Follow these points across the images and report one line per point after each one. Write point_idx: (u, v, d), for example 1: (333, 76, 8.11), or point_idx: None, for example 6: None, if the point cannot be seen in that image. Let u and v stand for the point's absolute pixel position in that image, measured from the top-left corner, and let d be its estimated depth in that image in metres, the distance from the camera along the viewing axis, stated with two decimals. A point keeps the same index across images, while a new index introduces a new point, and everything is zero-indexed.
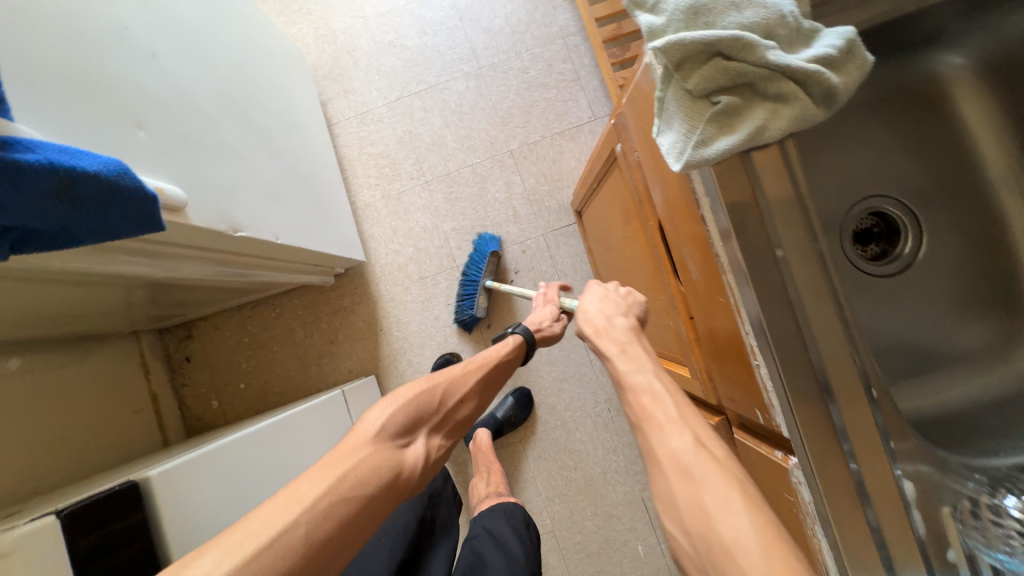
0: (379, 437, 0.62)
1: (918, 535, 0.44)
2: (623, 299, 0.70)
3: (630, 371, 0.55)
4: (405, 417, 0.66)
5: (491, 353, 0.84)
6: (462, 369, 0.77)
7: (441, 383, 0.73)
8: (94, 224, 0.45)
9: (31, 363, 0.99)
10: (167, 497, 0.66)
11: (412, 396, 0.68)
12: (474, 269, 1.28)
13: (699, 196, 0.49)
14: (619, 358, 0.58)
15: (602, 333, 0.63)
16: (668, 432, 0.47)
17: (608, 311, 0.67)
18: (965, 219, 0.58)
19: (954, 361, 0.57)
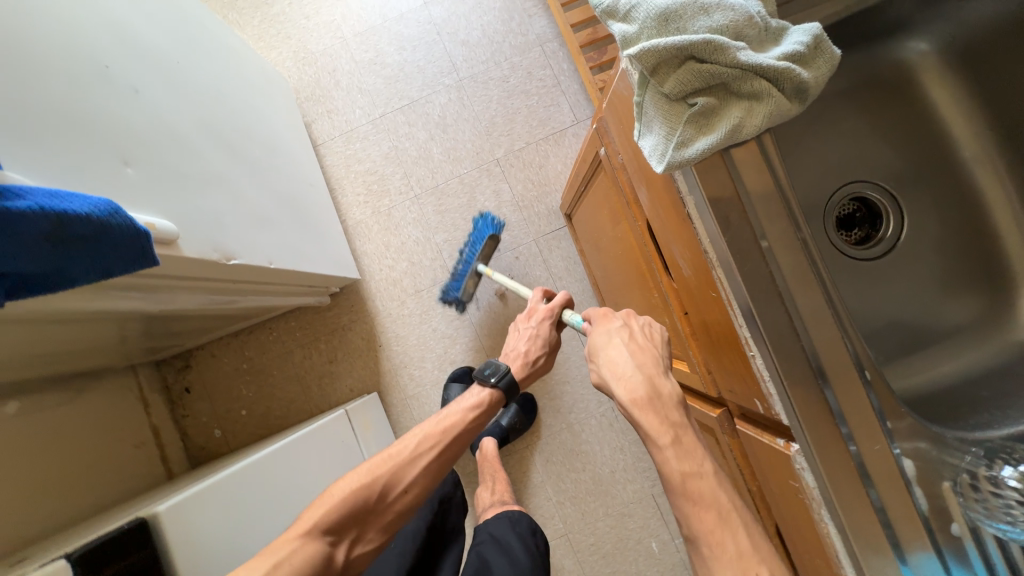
0: (309, 535, 0.63)
1: (921, 512, 0.45)
2: (649, 343, 0.62)
3: (683, 475, 0.52)
4: (341, 515, 0.66)
5: (456, 418, 0.80)
6: (416, 451, 0.74)
7: (386, 474, 0.71)
8: (88, 263, 0.45)
9: (28, 407, 0.98)
10: (176, 532, 0.65)
11: (350, 491, 0.68)
12: (471, 251, 1.21)
13: (684, 195, 0.50)
14: (671, 453, 0.53)
15: (642, 403, 0.56)
16: (729, 555, 0.48)
17: (645, 367, 0.59)
18: (944, 199, 0.59)
19: (945, 338, 0.58)
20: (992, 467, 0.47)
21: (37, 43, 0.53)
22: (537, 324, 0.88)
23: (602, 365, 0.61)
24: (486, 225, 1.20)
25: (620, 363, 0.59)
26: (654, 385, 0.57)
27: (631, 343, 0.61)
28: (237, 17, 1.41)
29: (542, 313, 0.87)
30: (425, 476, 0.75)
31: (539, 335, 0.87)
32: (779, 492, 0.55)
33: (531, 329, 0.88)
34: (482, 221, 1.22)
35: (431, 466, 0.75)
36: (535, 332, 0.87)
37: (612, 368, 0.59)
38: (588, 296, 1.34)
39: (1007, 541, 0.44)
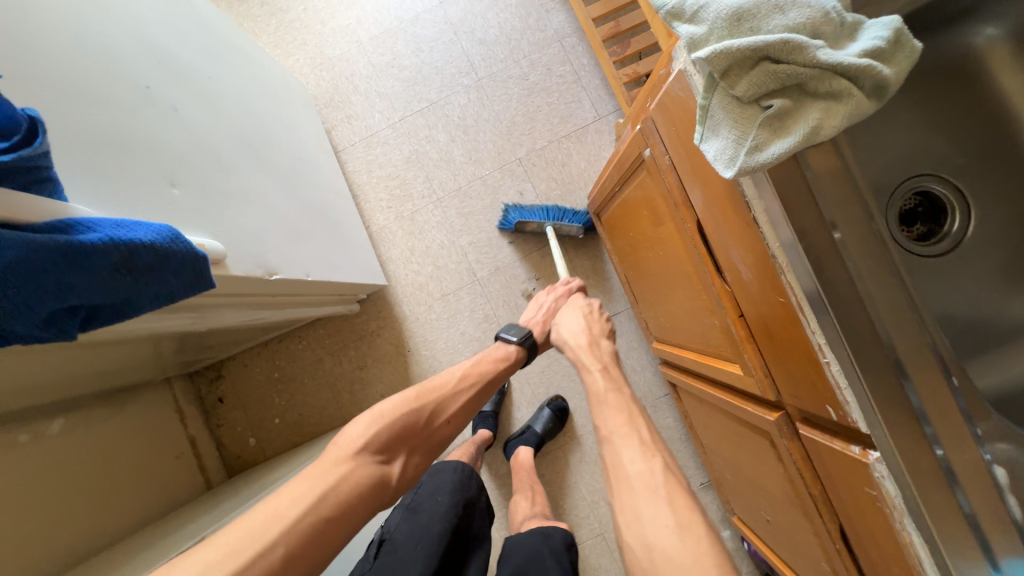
0: (361, 453, 0.66)
1: (1015, 520, 0.43)
2: (600, 320, 0.93)
3: (607, 388, 0.75)
4: (392, 433, 0.70)
5: (488, 364, 0.87)
6: (459, 386, 0.81)
7: (433, 401, 0.77)
8: (154, 289, 0.45)
9: (72, 422, 0.99)
10: None
11: (400, 411, 0.72)
12: (554, 212, 1.27)
13: (751, 200, 0.49)
14: (600, 375, 0.78)
15: (587, 348, 0.85)
16: (638, 455, 0.63)
17: (592, 333, 0.88)
18: (1015, 189, 0.57)
19: (1021, 334, 0.55)
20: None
21: (83, 67, 0.52)
22: (556, 298, 1.02)
23: (564, 328, 0.91)
24: (582, 212, 1.28)
25: (574, 324, 0.91)
26: (595, 340, 0.86)
27: (585, 315, 0.93)
28: (252, 25, 1.41)
29: (561, 291, 1.02)
30: (461, 412, 0.81)
31: (557, 306, 1.00)
32: (848, 497, 0.54)
33: (550, 301, 1.00)
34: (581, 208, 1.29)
35: (469, 402, 0.82)
36: (553, 304, 1.00)
37: (568, 331, 0.90)
38: (616, 294, 1.33)
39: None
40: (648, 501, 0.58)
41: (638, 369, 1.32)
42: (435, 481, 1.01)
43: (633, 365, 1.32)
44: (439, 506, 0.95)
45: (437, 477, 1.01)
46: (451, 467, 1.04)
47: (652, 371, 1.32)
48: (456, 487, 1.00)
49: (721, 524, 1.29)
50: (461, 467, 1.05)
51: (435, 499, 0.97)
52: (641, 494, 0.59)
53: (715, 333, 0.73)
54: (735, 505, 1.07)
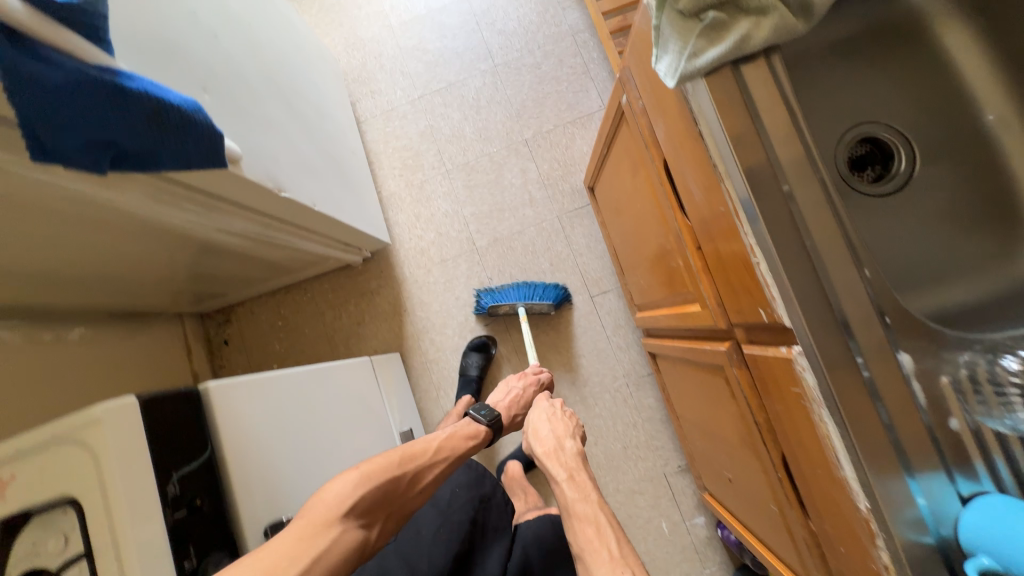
0: (348, 516, 0.60)
1: (921, 409, 0.46)
2: (566, 420, 0.93)
3: (575, 500, 0.77)
4: (375, 498, 0.64)
5: (460, 441, 0.81)
6: (434, 458, 0.75)
7: (413, 469, 0.71)
8: (178, 151, 0.54)
9: (90, 333, 1.09)
10: (232, 434, 0.60)
11: (384, 476, 0.66)
12: (526, 292, 1.29)
13: (695, 113, 0.54)
14: (568, 486, 0.79)
15: (552, 455, 0.86)
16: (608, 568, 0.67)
17: (558, 435, 0.89)
18: (955, 138, 0.61)
19: (959, 269, 0.58)
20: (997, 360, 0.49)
21: None
22: (523, 386, 1.04)
23: (534, 432, 0.91)
24: (552, 289, 1.30)
25: (541, 427, 0.91)
26: (560, 443, 0.87)
27: (549, 417, 0.93)
28: (297, 6, 1.56)
29: (532, 379, 1.05)
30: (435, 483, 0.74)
31: (524, 398, 1.01)
32: (783, 410, 0.57)
33: (519, 389, 1.02)
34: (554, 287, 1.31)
35: (441, 477, 0.75)
36: (522, 392, 1.02)
37: (537, 435, 0.89)
38: (607, 272, 1.38)
39: (1004, 432, 0.46)
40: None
41: (622, 347, 1.35)
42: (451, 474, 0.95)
43: (618, 342, 1.35)
44: (458, 496, 0.91)
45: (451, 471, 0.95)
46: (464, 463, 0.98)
47: (637, 350, 1.35)
48: (473, 482, 0.94)
49: (697, 510, 1.28)
50: (473, 465, 0.98)
51: (452, 491, 0.91)
52: None
53: (680, 275, 0.78)
54: (705, 477, 1.08)
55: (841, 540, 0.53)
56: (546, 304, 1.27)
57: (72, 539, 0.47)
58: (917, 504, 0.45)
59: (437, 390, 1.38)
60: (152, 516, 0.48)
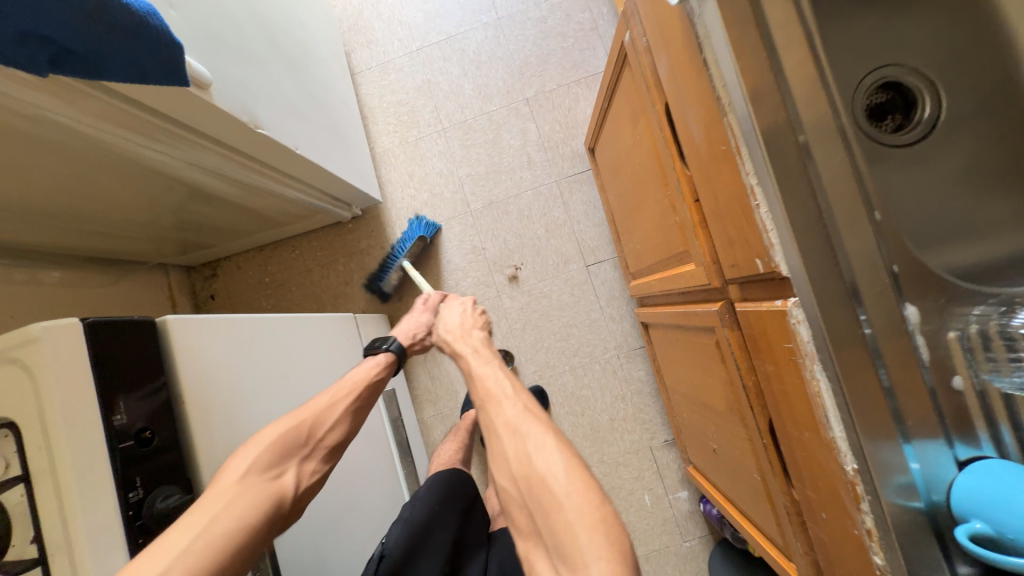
0: (249, 475, 0.57)
1: (921, 363, 0.43)
2: (478, 317, 0.85)
3: (476, 367, 0.72)
4: (274, 452, 0.60)
5: (364, 373, 0.78)
6: (334, 399, 0.71)
7: (312, 416, 0.66)
8: (128, 61, 0.50)
9: (69, 277, 1.06)
10: (194, 375, 0.57)
11: (279, 431, 0.62)
12: (400, 248, 1.29)
13: (701, 38, 0.49)
14: (470, 359, 0.74)
15: (457, 339, 0.80)
16: (504, 405, 0.63)
17: (462, 326, 0.82)
18: (988, 87, 0.55)
19: (979, 228, 0.54)
20: (1008, 314, 0.43)
21: None
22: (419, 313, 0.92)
23: (439, 325, 0.84)
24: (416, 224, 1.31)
25: (449, 319, 0.84)
26: (464, 332, 0.81)
27: (463, 312, 0.85)
28: None
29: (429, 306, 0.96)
30: (346, 421, 0.72)
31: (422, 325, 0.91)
32: (773, 370, 0.54)
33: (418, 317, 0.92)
34: (416, 222, 1.32)
35: (350, 409, 0.72)
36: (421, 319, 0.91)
37: (444, 325, 0.82)
38: (604, 241, 1.33)
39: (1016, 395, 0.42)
40: (512, 443, 0.59)
41: (615, 318, 1.31)
42: (432, 492, 0.85)
43: (611, 313, 1.32)
44: (440, 517, 0.81)
45: (432, 489, 0.86)
46: (444, 476, 0.89)
47: (630, 322, 1.31)
48: (452, 496, 0.86)
49: (680, 485, 1.27)
50: (453, 476, 0.90)
51: (433, 511, 0.81)
52: (506, 439, 0.60)
53: (675, 232, 0.74)
54: (690, 451, 1.06)
55: (824, 506, 0.50)
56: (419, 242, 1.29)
57: (13, 465, 0.46)
58: (909, 468, 0.42)
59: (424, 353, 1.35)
60: (95, 445, 0.47)
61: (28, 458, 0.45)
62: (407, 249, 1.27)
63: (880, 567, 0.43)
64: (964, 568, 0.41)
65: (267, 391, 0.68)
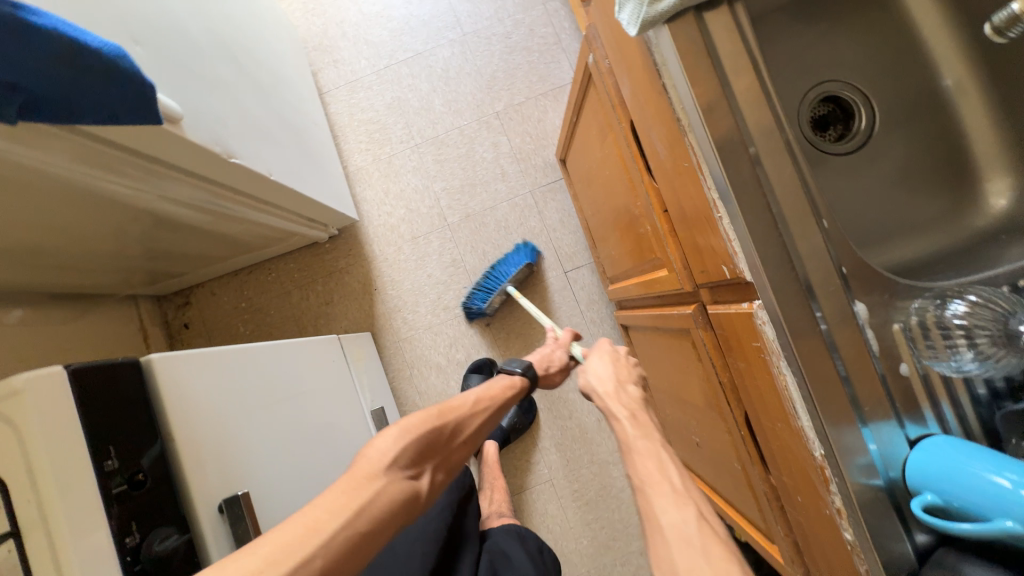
0: (394, 466, 0.57)
1: (872, 354, 0.47)
2: (630, 367, 0.78)
3: (636, 436, 0.62)
4: (418, 449, 0.61)
5: (498, 391, 0.78)
6: (473, 409, 0.72)
7: (453, 419, 0.68)
8: (98, 101, 0.50)
9: (32, 317, 1.01)
10: (183, 414, 0.57)
11: (424, 428, 0.63)
12: (505, 270, 1.27)
13: (659, 65, 0.52)
14: (629, 423, 0.65)
15: (611, 395, 0.70)
16: (670, 502, 0.53)
17: (618, 377, 0.74)
18: (912, 99, 0.62)
19: (915, 226, 0.60)
20: (942, 306, 0.47)
21: None
22: (552, 347, 0.92)
23: (588, 372, 0.76)
24: (523, 250, 1.29)
25: (599, 367, 0.76)
26: (622, 384, 0.72)
27: (612, 359, 0.77)
28: None
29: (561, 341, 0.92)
30: (474, 437, 0.72)
31: (554, 359, 0.90)
32: (745, 367, 0.58)
33: (548, 350, 0.92)
34: (523, 248, 1.31)
35: (482, 426, 0.72)
36: (552, 353, 0.91)
37: (595, 374, 0.75)
38: (581, 247, 1.37)
39: (952, 375, 0.47)
40: (682, 551, 0.48)
41: (596, 322, 1.35)
42: None
43: (593, 317, 1.35)
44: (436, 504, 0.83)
45: None
46: None
47: (611, 324, 1.35)
48: (454, 486, 0.88)
49: None
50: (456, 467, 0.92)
51: None
52: (676, 547, 0.49)
53: (647, 240, 0.78)
54: (675, 445, 1.10)
55: (798, 489, 0.55)
56: (525, 268, 1.27)
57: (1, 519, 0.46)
58: (869, 449, 0.46)
59: (410, 369, 1.35)
60: (86, 492, 0.47)
61: (16, 512, 0.45)
62: (512, 273, 1.25)
63: (852, 543, 0.47)
64: (922, 536, 0.46)
65: (258, 422, 0.68)
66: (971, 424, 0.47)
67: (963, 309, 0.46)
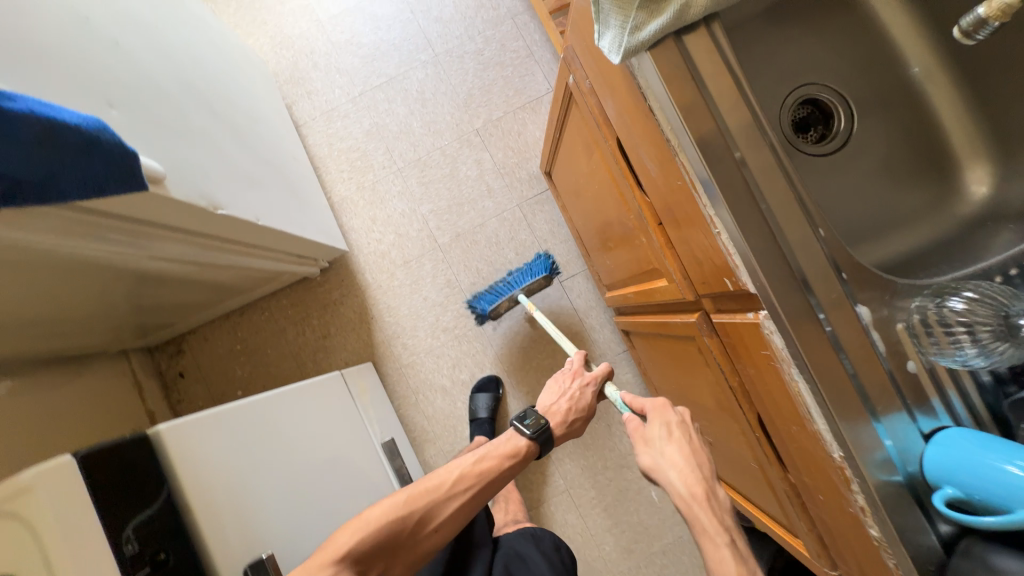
0: (344, 561, 0.58)
1: (879, 353, 0.48)
2: (698, 447, 0.67)
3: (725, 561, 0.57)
4: (374, 543, 0.60)
5: (493, 462, 0.74)
6: (452, 491, 0.68)
7: (423, 506, 0.65)
8: (81, 176, 0.49)
9: (23, 386, 0.96)
10: (195, 481, 0.57)
11: (386, 520, 0.62)
12: (518, 278, 1.24)
13: (644, 89, 0.53)
14: (725, 549, 0.58)
15: (694, 504, 0.62)
16: None
17: (696, 474, 0.64)
18: (886, 96, 0.64)
19: (902, 220, 0.61)
20: (942, 303, 0.48)
21: None
22: (581, 385, 0.85)
23: (658, 460, 0.66)
24: (545, 261, 1.23)
25: (670, 458, 0.65)
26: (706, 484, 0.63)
27: (685, 446, 0.66)
28: (213, 6, 1.45)
29: (588, 379, 0.85)
30: (454, 521, 0.68)
31: (582, 398, 0.84)
32: (756, 374, 0.59)
33: (574, 387, 0.85)
34: (544, 259, 1.24)
35: (465, 506, 0.69)
36: (578, 392, 0.84)
37: (668, 472, 0.65)
38: (573, 255, 1.37)
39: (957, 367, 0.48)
40: None
41: (596, 328, 1.35)
42: None
43: (592, 324, 1.36)
44: None
45: None
46: None
47: (611, 329, 1.36)
48: None
49: None
50: None
51: None
52: None
53: (643, 251, 0.79)
54: None
55: (819, 488, 0.55)
56: (540, 281, 1.21)
57: None
58: (885, 445, 0.48)
59: (415, 394, 1.34)
60: None
61: None
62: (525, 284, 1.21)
63: (878, 539, 0.48)
64: (945, 527, 0.47)
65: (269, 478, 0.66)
66: (979, 411, 0.49)
67: (962, 306, 0.47)
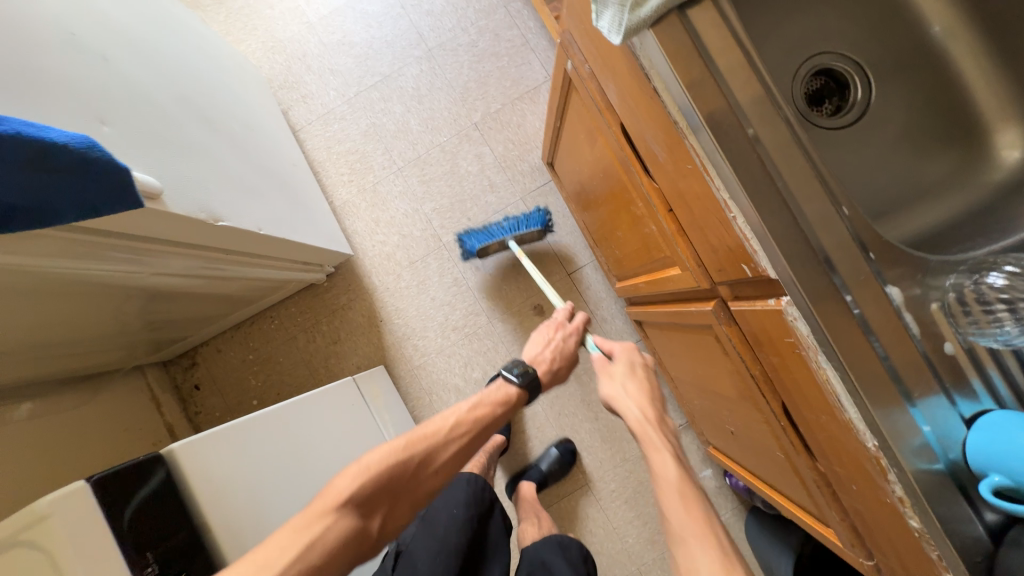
0: (345, 506, 0.55)
1: (913, 336, 0.46)
2: (653, 386, 0.73)
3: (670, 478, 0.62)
4: (374, 487, 0.57)
5: (486, 409, 0.70)
6: (450, 435, 0.65)
7: (423, 448, 0.62)
8: (74, 197, 0.48)
9: (42, 407, 0.97)
10: (212, 495, 0.58)
11: (385, 462, 0.59)
12: (512, 225, 1.24)
13: (647, 69, 0.50)
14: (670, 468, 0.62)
15: (644, 433, 0.67)
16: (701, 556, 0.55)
17: (649, 409, 0.69)
18: (906, 60, 0.60)
19: (928, 190, 0.58)
20: (979, 279, 0.46)
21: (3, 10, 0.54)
22: (563, 335, 0.82)
23: (613, 396, 0.71)
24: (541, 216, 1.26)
25: (625, 393, 0.71)
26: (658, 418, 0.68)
27: (640, 384, 0.71)
28: (202, 14, 1.44)
29: (571, 329, 0.83)
30: (455, 465, 0.65)
31: (567, 347, 0.82)
32: (779, 361, 0.56)
33: (558, 338, 0.82)
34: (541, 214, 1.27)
35: (463, 452, 0.65)
36: (562, 341, 0.82)
37: (624, 407, 0.69)
38: (580, 246, 1.35)
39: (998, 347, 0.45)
40: None
41: (608, 319, 1.33)
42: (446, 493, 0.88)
43: (604, 315, 1.33)
44: (455, 519, 0.84)
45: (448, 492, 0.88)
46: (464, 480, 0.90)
47: (623, 319, 1.33)
48: (472, 500, 0.88)
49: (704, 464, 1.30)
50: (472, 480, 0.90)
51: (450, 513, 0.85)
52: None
53: (653, 239, 0.76)
54: (706, 433, 1.09)
55: (852, 478, 0.53)
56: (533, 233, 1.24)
57: None
58: (922, 431, 0.45)
59: (428, 395, 1.33)
60: None
61: None
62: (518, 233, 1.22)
63: (919, 530, 0.45)
64: (991, 515, 0.45)
65: (284, 488, 0.66)
66: None
67: (1001, 282, 0.45)
